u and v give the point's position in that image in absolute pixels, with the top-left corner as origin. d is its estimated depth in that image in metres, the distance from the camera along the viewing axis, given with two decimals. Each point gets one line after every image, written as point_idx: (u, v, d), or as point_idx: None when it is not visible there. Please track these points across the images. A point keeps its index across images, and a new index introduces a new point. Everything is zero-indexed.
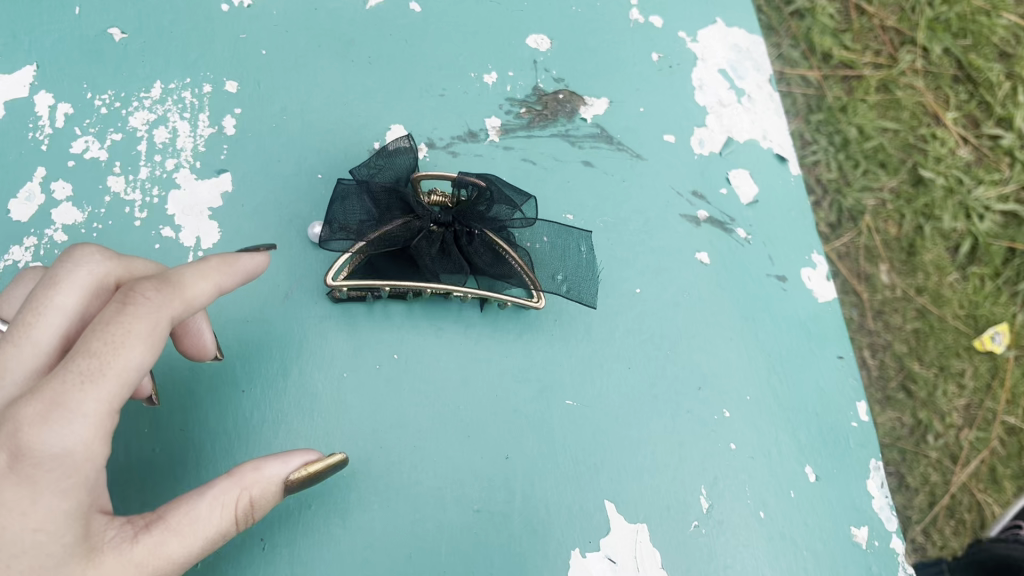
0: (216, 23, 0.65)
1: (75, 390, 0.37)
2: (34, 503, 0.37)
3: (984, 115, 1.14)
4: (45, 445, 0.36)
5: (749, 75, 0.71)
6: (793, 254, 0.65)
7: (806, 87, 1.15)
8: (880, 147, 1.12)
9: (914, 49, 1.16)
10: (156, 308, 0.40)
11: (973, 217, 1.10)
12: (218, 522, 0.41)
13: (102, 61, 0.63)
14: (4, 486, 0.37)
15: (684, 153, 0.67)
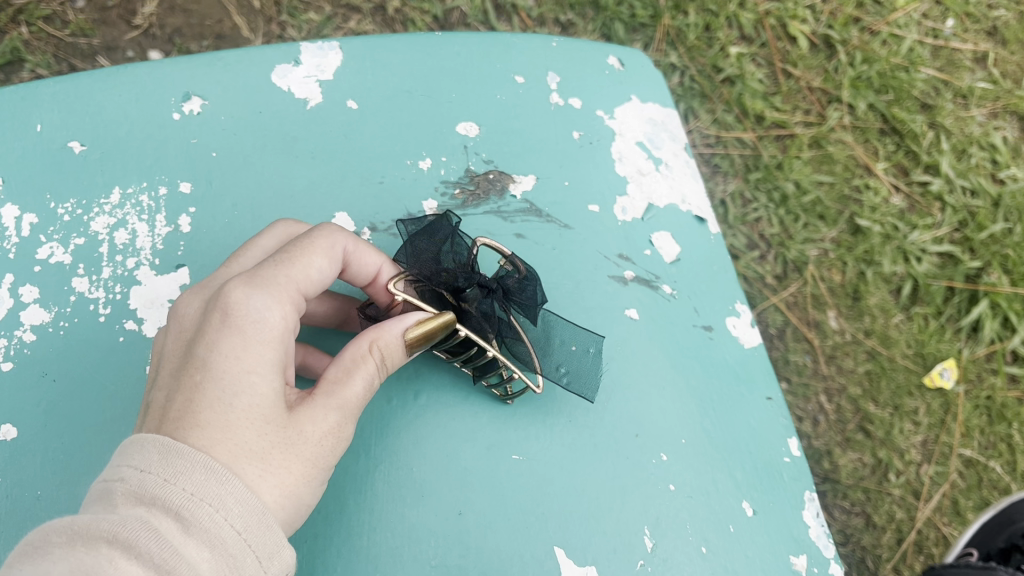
0: (169, 130, 0.68)
1: (275, 273, 0.50)
2: (246, 349, 0.47)
3: (912, 163, 1.24)
4: (251, 304, 0.48)
5: (665, 145, 0.76)
6: (717, 305, 0.70)
7: (742, 148, 1.20)
8: (817, 201, 1.18)
9: (841, 107, 1.25)
10: (340, 234, 0.54)
11: (911, 260, 1.17)
12: (369, 373, 0.51)
13: (63, 172, 0.65)
14: (222, 338, 0.47)
15: (608, 220, 0.71)
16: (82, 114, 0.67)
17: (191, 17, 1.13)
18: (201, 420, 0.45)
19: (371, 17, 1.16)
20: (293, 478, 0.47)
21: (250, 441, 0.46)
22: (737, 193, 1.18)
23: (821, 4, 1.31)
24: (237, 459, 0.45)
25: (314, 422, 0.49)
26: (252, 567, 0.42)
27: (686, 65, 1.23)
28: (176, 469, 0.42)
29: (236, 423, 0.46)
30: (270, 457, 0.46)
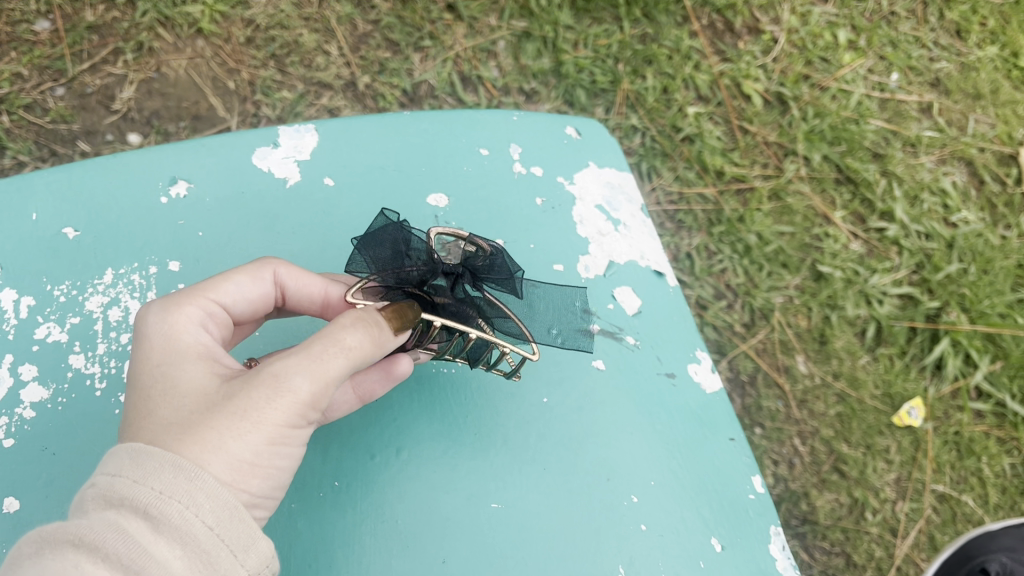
0: (157, 212, 0.71)
1: (190, 290, 0.54)
2: (166, 359, 0.51)
3: (868, 210, 1.29)
4: (158, 324, 0.52)
5: (623, 206, 0.80)
6: (679, 353, 0.73)
7: (704, 203, 1.25)
8: (779, 250, 1.23)
9: (797, 159, 1.31)
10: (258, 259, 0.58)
11: (873, 303, 1.22)
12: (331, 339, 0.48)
13: (58, 256, 0.68)
14: (147, 358, 0.51)
15: (573, 279, 0.75)
16: (74, 200, 0.70)
17: (169, 100, 1.17)
18: (145, 424, 0.48)
19: (343, 93, 1.20)
20: (269, 452, 0.48)
21: (192, 426, 0.47)
22: (701, 246, 1.22)
23: (771, 64, 1.38)
24: (178, 444, 0.46)
25: (264, 388, 0.47)
26: (227, 562, 0.44)
27: (646, 126, 1.28)
28: (141, 467, 0.44)
29: (193, 413, 0.47)
30: (215, 433, 0.46)
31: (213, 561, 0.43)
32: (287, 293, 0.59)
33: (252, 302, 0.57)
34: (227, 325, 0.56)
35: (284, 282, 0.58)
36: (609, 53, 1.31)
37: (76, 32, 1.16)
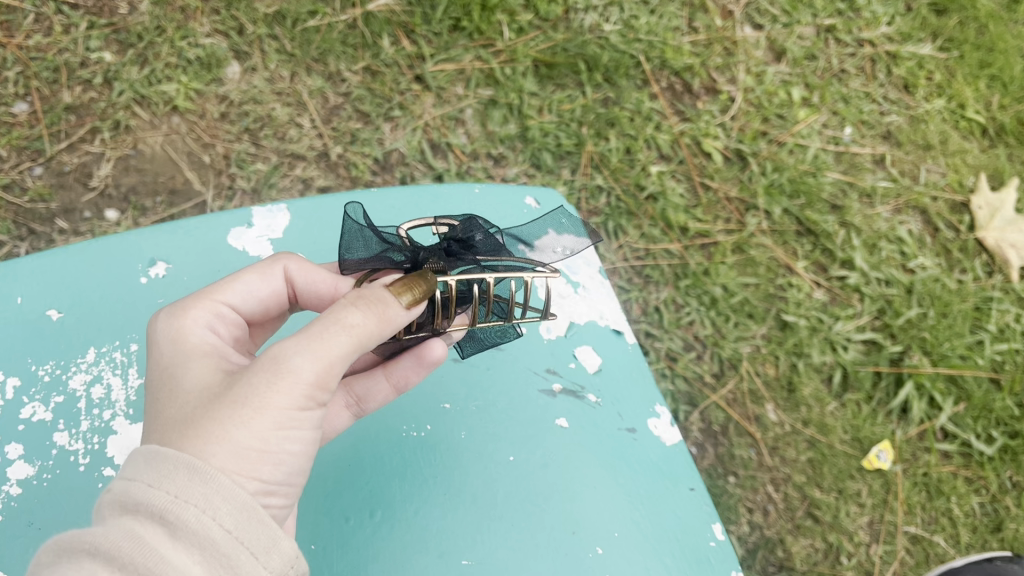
0: (138, 290, 0.73)
1: (200, 298, 0.59)
2: (178, 359, 0.54)
3: (828, 260, 1.34)
4: (169, 330, 0.56)
5: (582, 264, 0.84)
6: (639, 408, 0.77)
7: (670, 258, 1.29)
8: (744, 301, 1.26)
9: (758, 214, 1.35)
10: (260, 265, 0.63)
11: (838, 349, 1.25)
12: (338, 318, 0.49)
13: (42, 336, 0.70)
14: (163, 360, 0.55)
15: (534, 338, 0.78)
16: (57, 281, 0.72)
17: (145, 176, 1.20)
18: (164, 423, 0.50)
19: (316, 163, 1.24)
20: (278, 438, 0.49)
21: (206, 419, 0.49)
22: (669, 299, 1.25)
23: (730, 122, 1.43)
24: (192, 440, 0.48)
25: (274, 379, 0.49)
26: (247, 562, 0.45)
27: (612, 186, 1.32)
28: (158, 472, 0.46)
29: (204, 406, 0.49)
30: (227, 425, 0.48)
31: (234, 564, 0.44)
32: (300, 287, 0.65)
33: (261, 299, 0.63)
34: (238, 325, 0.61)
35: (295, 276, 0.64)
36: (573, 117, 1.35)
37: (54, 113, 1.19)
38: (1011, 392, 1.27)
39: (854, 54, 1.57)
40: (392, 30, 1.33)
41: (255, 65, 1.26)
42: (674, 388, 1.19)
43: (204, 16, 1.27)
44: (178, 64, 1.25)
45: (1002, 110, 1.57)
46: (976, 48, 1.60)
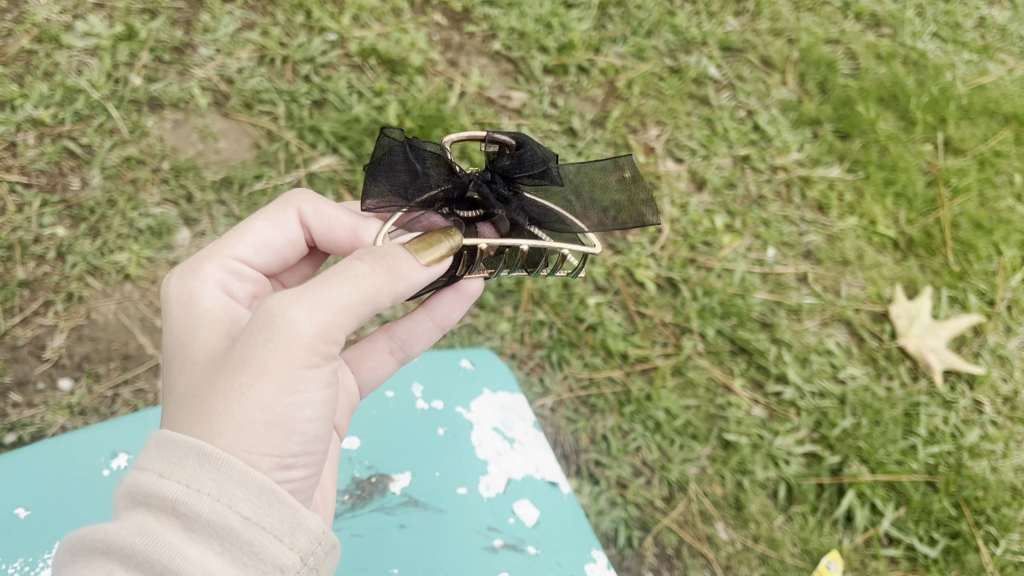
0: (100, 491, 0.88)
1: (212, 261, 0.72)
2: (195, 316, 0.67)
3: (764, 375, 1.41)
4: (187, 290, 0.69)
5: (516, 425, 1.05)
6: (578, 557, 0.94)
7: (613, 386, 1.35)
8: (687, 422, 1.34)
9: (693, 337, 1.43)
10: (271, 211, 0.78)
11: (780, 463, 1.33)
12: (345, 271, 0.60)
13: (13, 537, 0.83)
14: (180, 320, 0.67)
15: (477, 498, 0.96)
16: (28, 489, 0.87)
17: (99, 342, 1.24)
18: (181, 399, 0.60)
19: None
20: (284, 403, 0.58)
21: (216, 387, 0.58)
22: (615, 426, 1.32)
23: (659, 252, 1.51)
24: (205, 414, 0.57)
25: (275, 338, 0.58)
26: (263, 539, 0.55)
27: (554, 319, 1.38)
28: (167, 461, 0.55)
29: (209, 383, 0.59)
30: (234, 391, 0.57)
31: (255, 543, 0.54)
32: (314, 230, 0.79)
33: (273, 250, 0.77)
34: (250, 274, 0.74)
35: (308, 220, 0.78)
36: None
37: (7, 289, 1.23)
38: (948, 492, 1.35)
39: (769, 181, 1.69)
40: (335, 186, 1.41)
41: (203, 230, 1.34)
42: (626, 515, 1.25)
43: (154, 186, 1.35)
44: (129, 234, 1.31)
45: (909, 224, 1.70)
46: (880, 168, 1.75)
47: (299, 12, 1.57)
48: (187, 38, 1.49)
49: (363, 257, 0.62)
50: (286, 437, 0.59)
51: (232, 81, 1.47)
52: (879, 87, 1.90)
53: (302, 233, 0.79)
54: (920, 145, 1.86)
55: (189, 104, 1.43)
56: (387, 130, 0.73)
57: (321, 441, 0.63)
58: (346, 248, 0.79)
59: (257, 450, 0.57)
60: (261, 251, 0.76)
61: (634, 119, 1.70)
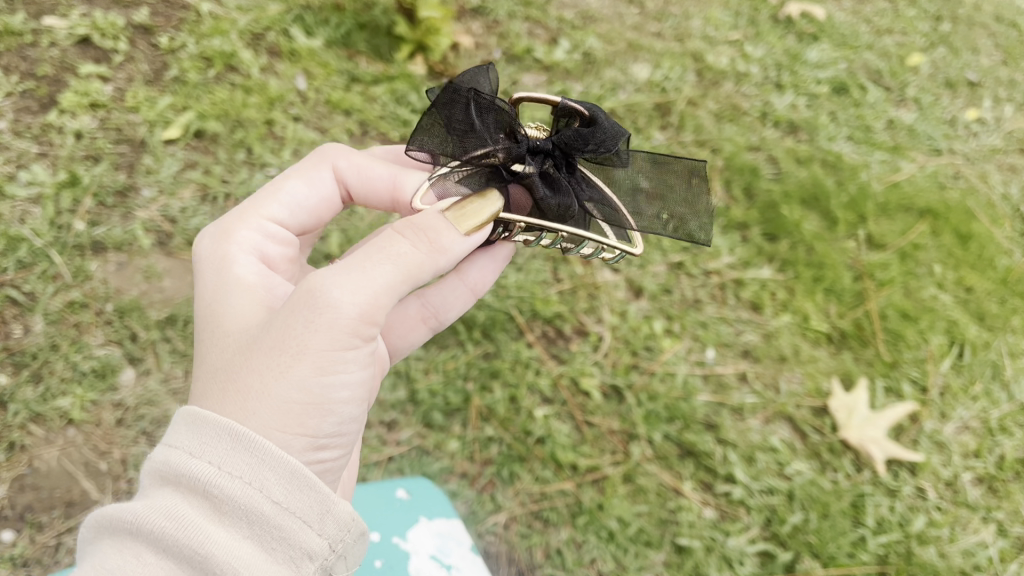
0: None
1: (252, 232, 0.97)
2: (239, 289, 0.90)
3: (712, 476, 1.44)
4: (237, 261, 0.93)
5: None
6: None
7: (564, 497, 1.37)
8: (640, 529, 1.36)
9: (640, 442, 1.45)
10: (310, 170, 1.06)
11: (735, 565, 1.36)
12: (378, 255, 0.78)
13: None
14: (228, 290, 0.90)
15: None
16: None
17: (41, 492, 1.25)
18: (230, 372, 0.80)
19: None
20: (316, 377, 0.77)
21: (259, 366, 0.77)
22: (569, 539, 1.34)
23: (602, 358, 1.56)
24: (251, 390, 0.76)
25: (309, 322, 0.76)
26: (287, 518, 0.72)
27: (501, 435, 1.41)
28: (205, 445, 0.73)
29: (256, 361, 0.78)
30: (274, 372, 0.76)
31: (280, 522, 0.72)
32: (347, 180, 1.07)
33: (311, 198, 1.05)
34: (284, 234, 1.02)
35: (341, 173, 1.07)
36: (458, 374, 1.46)
37: None
38: None
39: (703, 285, 1.75)
40: None
41: (148, 368, 1.37)
42: None
43: (97, 328, 1.38)
44: (73, 377, 1.33)
45: (840, 317, 1.77)
46: (808, 266, 1.83)
47: (240, 150, 1.67)
48: (130, 181, 1.57)
49: (405, 234, 0.80)
50: (314, 407, 0.78)
51: (174, 220, 1.54)
52: (800, 189, 2.01)
53: (336, 186, 1.08)
54: (844, 241, 1.94)
55: (132, 245, 1.48)
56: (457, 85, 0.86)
57: (348, 405, 0.82)
58: (378, 188, 1.08)
59: (291, 416, 0.77)
60: (297, 204, 1.04)
61: None
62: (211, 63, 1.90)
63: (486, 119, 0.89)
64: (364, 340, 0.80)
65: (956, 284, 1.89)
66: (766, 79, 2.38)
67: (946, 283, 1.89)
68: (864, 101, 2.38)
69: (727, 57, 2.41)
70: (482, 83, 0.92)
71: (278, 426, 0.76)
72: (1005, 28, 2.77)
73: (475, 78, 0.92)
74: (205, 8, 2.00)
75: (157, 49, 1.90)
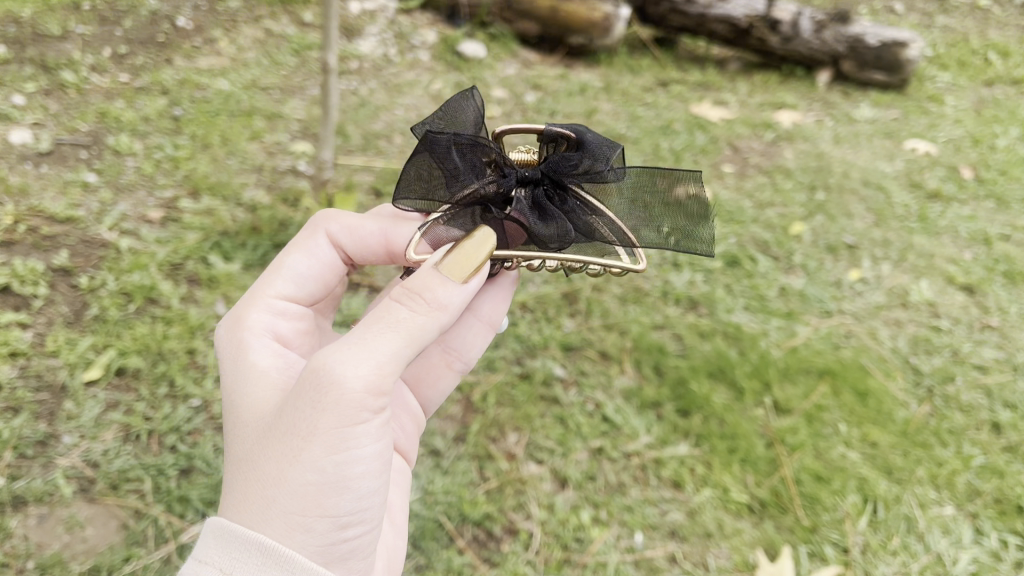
0: None
1: (264, 309, 1.31)
2: (257, 371, 1.20)
3: None
4: (252, 344, 1.24)
5: None
6: None
7: None
8: None
9: None
10: (308, 239, 1.42)
11: None
12: (379, 324, 1.02)
13: None
14: (247, 370, 1.20)
15: None
16: None
17: None
18: (250, 458, 1.06)
19: None
20: (327, 456, 1.03)
21: (275, 457, 1.03)
22: None
23: (534, 556, 1.66)
24: (268, 479, 1.02)
25: (314, 409, 1.01)
26: None
27: None
28: (234, 552, 1.01)
29: (276, 447, 1.03)
30: (286, 460, 1.02)
31: None
32: (337, 241, 1.43)
33: (314, 265, 1.41)
34: (292, 309, 1.36)
35: (333, 237, 1.43)
36: None
37: None
38: None
39: (625, 467, 1.84)
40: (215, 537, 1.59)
41: None
42: None
43: None
44: None
45: (758, 486, 1.84)
46: (722, 438, 1.93)
47: (162, 383, 1.81)
48: (51, 429, 1.68)
49: (403, 305, 1.03)
50: (331, 482, 1.04)
51: (97, 463, 1.64)
52: (706, 363, 2.13)
53: (332, 250, 1.43)
54: (753, 409, 2.04)
55: (53, 495, 1.58)
56: (436, 133, 1.21)
57: (361, 468, 1.08)
58: (375, 234, 1.42)
59: (310, 494, 1.03)
60: (302, 275, 1.39)
61: (493, 429, 1.88)
62: (130, 297, 1.97)
63: (468, 159, 1.25)
64: (371, 409, 1.04)
65: (861, 440, 1.99)
66: (664, 258, 2.54)
67: (852, 440, 1.99)
68: (756, 271, 2.54)
69: None
70: (466, 119, 1.27)
71: (298, 508, 1.03)
72: (873, 191, 3.01)
73: (460, 124, 1.27)
74: (125, 244, 2.11)
75: (76, 288, 1.97)
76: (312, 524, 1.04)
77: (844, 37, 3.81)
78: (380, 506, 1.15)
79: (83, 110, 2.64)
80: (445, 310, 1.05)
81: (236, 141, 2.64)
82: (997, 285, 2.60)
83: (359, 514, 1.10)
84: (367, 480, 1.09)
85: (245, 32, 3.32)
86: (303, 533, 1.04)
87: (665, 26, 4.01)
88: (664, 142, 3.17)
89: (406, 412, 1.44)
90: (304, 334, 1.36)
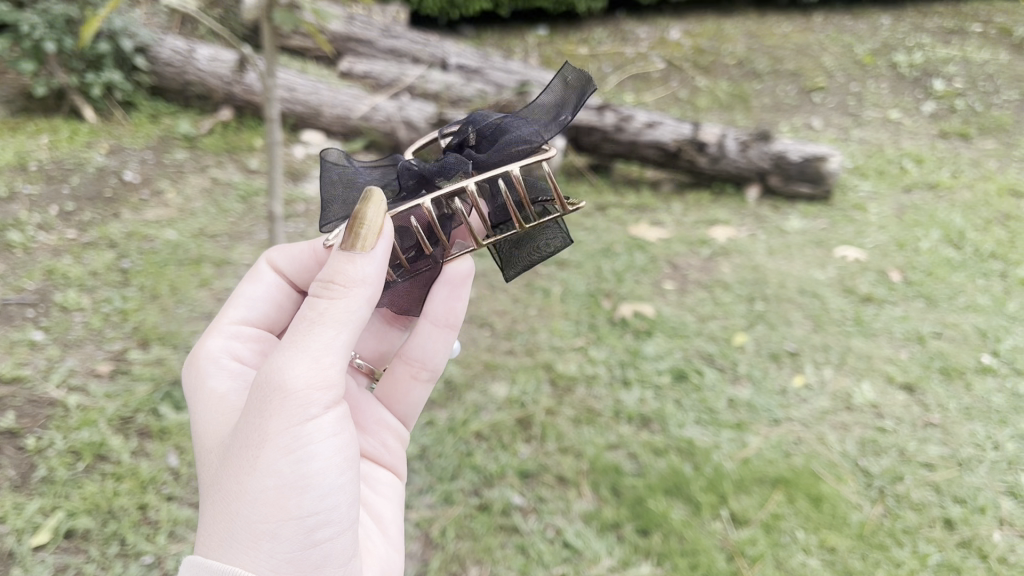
0: None
1: (217, 335, 1.45)
2: (214, 400, 1.31)
3: None
4: (207, 374, 1.36)
5: None
6: None
7: None
8: None
9: None
10: (253, 270, 1.56)
11: None
12: (311, 313, 1.10)
13: None
14: (200, 402, 1.32)
15: None
16: None
17: None
18: (212, 486, 1.13)
19: None
20: (283, 457, 1.10)
21: (234, 474, 1.10)
22: None
23: None
24: (229, 497, 1.09)
25: (265, 416, 1.10)
26: None
27: None
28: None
29: (234, 464, 1.11)
30: (243, 473, 1.10)
31: None
32: (277, 264, 1.55)
33: (264, 287, 1.54)
34: (246, 330, 1.49)
35: (276, 261, 1.55)
36: None
37: None
38: None
39: None
40: None
41: None
42: None
43: None
44: None
45: None
46: (683, 555, 1.95)
47: (112, 542, 1.77)
48: None
49: (321, 295, 1.10)
50: (292, 484, 1.11)
51: None
52: (662, 480, 2.15)
53: (276, 272, 1.55)
54: (711, 523, 2.06)
55: None
56: (323, 148, 1.37)
57: (319, 468, 1.15)
58: (310, 251, 1.53)
59: (271, 499, 1.10)
60: (252, 298, 1.53)
61: (453, 563, 1.90)
62: (79, 455, 1.95)
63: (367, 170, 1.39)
64: (319, 404, 1.12)
65: (819, 546, 2.02)
66: (613, 377, 2.59)
67: (811, 546, 2.02)
68: (703, 384, 2.60)
69: (575, 362, 2.64)
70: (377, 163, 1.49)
71: (261, 516, 1.09)
72: (809, 299, 3.12)
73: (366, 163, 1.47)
74: (73, 401, 2.09)
75: (24, 451, 1.94)
76: (278, 530, 1.10)
77: (768, 155, 4.01)
78: (350, 507, 1.21)
79: (29, 269, 2.66)
80: (364, 283, 1.12)
81: (184, 289, 2.67)
82: (935, 381, 2.69)
83: (326, 515, 1.16)
84: (328, 478, 1.16)
85: (192, 182, 3.41)
86: (270, 540, 1.10)
87: (599, 154, 4.21)
88: (605, 264, 3.27)
89: (383, 429, 1.57)
90: (261, 351, 1.47)
